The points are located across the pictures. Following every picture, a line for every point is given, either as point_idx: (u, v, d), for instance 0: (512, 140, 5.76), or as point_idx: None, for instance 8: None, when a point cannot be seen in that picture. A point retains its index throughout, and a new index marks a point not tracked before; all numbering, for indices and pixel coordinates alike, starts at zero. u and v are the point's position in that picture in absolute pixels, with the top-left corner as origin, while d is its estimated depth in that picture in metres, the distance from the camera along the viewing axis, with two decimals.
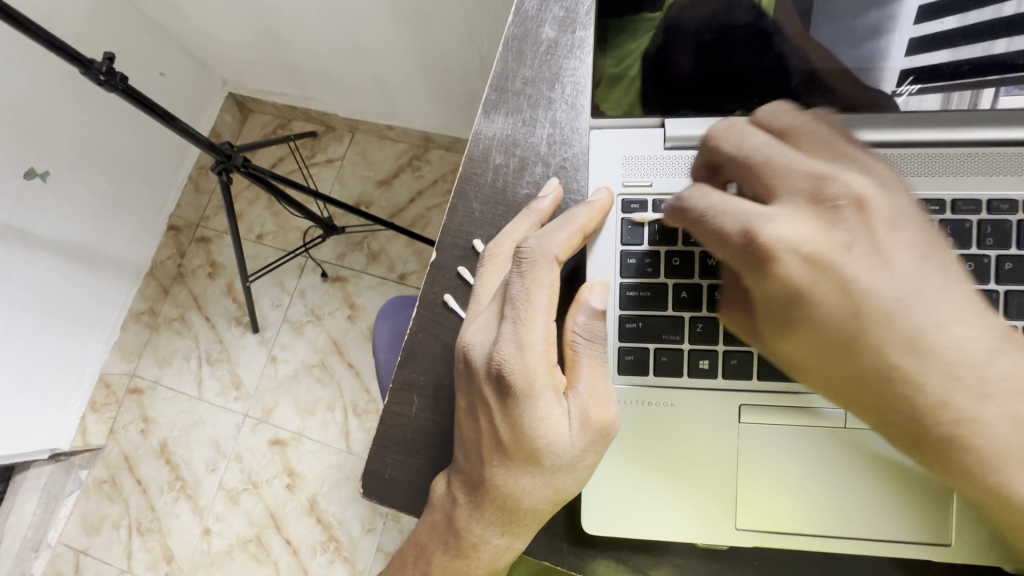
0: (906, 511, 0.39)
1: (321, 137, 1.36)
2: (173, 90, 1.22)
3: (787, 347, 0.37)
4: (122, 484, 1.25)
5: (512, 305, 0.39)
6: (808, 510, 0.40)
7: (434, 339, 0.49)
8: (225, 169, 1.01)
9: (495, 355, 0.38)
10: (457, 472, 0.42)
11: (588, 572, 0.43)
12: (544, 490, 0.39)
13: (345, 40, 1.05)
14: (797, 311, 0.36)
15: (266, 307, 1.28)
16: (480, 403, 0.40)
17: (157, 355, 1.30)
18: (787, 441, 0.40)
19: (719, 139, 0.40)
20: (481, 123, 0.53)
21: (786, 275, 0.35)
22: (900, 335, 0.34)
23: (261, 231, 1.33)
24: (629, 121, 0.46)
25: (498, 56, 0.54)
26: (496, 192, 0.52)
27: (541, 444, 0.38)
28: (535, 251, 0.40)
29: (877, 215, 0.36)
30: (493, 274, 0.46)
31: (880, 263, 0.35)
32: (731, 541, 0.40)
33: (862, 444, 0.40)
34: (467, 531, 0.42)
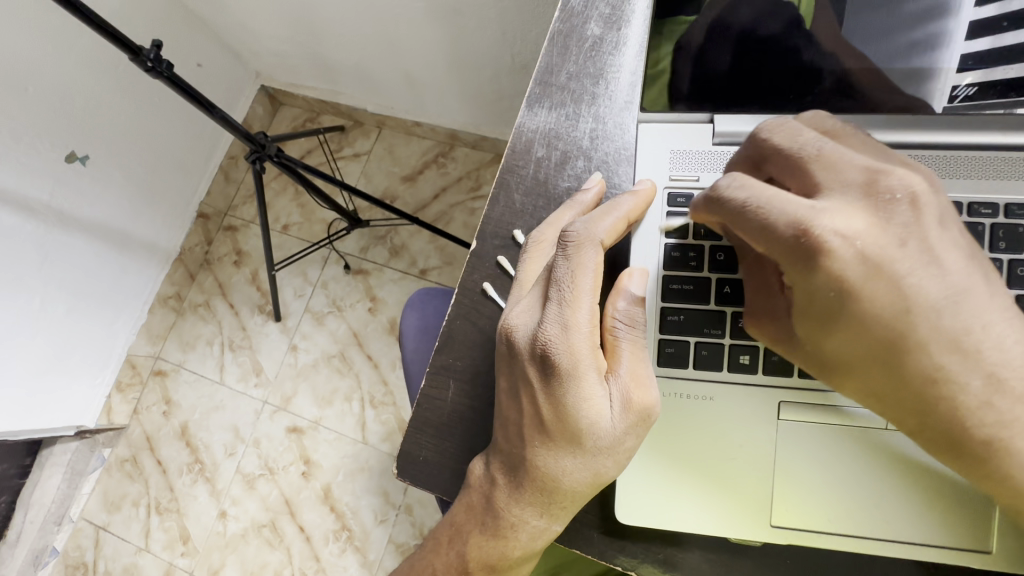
0: (944, 517, 0.39)
1: (349, 132, 1.38)
2: (209, 80, 1.25)
3: (825, 344, 0.36)
4: (142, 464, 1.28)
5: (557, 284, 0.38)
6: (844, 510, 0.40)
7: (472, 326, 0.50)
8: (259, 157, 1.03)
9: (539, 334, 0.38)
10: (497, 454, 0.43)
11: (618, 562, 0.44)
12: (584, 471, 0.40)
13: (379, 36, 1.07)
14: (844, 309, 0.35)
15: (289, 297, 1.31)
16: (523, 383, 0.40)
17: (182, 340, 1.32)
18: (825, 439, 0.40)
19: (769, 134, 0.37)
20: (524, 116, 0.54)
21: (837, 269, 0.33)
22: (948, 334, 0.34)
23: (287, 222, 1.35)
24: (678, 116, 0.47)
25: (543, 50, 0.55)
26: (537, 184, 0.53)
27: (583, 425, 0.38)
28: (584, 233, 0.39)
29: (930, 211, 0.34)
30: (536, 259, 0.46)
31: (933, 263, 0.34)
32: (766, 538, 0.40)
33: (902, 447, 0.40)
34: (507, 511, 0.43)
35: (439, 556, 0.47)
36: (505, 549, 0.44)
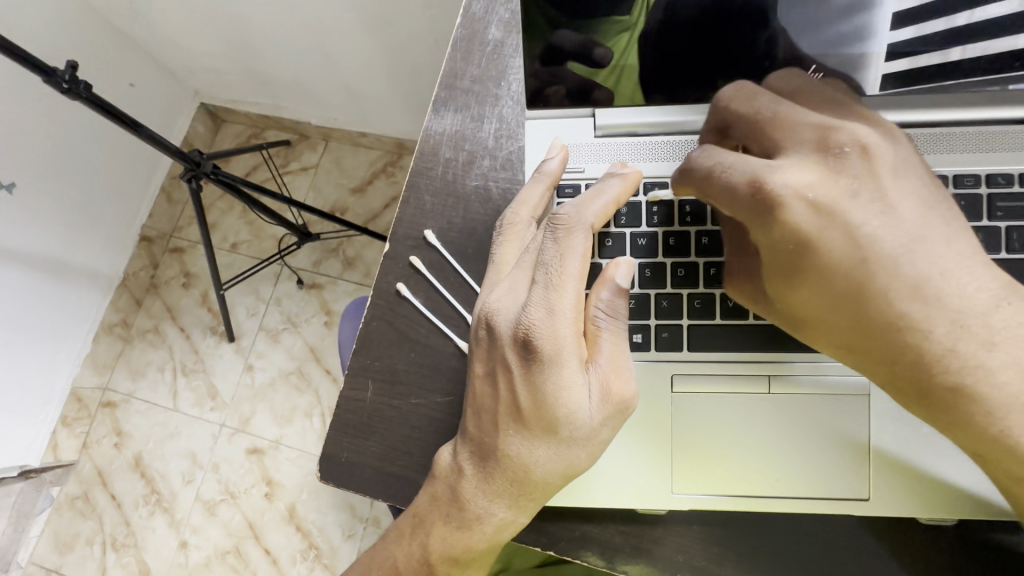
0: (827, 469, 0.42)
1: (295, 146, 1.37)
2: (143, 100, 1.22)
3: (791, 301, 0.39)
4: (95, 500, 1.23)
5: (545, 269, 0.39)
6: (739, 471, 0.42)
7: (388, 326, 0.51)
8: (196, 176, 1.01)
9: (523, 319, 0.39)
10: (467, 442, 0.43)
11: (532, 542, 0.45)
12: (557, 461, 0.40)
13: (315, 49, 1.07)
14: (805, 263, 0.37)
15: (241, 316, 1.28)
16: (501, 369, 0.41)
17: (130, 367, 1.29)
18: (718, 405, 0.43)
19: (729, 102, 0.42)
20: (431, 120, 0.55)
21: (792, 221, 0.36)
22: (905, 281, 0.35)
23: (235, 240, 1.33)
24: (561, 113, 0.48)
25: (447, 56, 0.57)
26: (446, 184, 0.54)
27: (561, 414, 0.39)
28: (572, 217, 0.41)
29: (882, 161, 0.37)
30: (512, 242, 0.47)
31: (887, 212, 0.37)
32: (668, 505, 0.42)
33: (784, 406, 0.43)
34: (471, 501, 0.42)
35: (400, 545, 0.46)
36: (468, 540, 0.43)
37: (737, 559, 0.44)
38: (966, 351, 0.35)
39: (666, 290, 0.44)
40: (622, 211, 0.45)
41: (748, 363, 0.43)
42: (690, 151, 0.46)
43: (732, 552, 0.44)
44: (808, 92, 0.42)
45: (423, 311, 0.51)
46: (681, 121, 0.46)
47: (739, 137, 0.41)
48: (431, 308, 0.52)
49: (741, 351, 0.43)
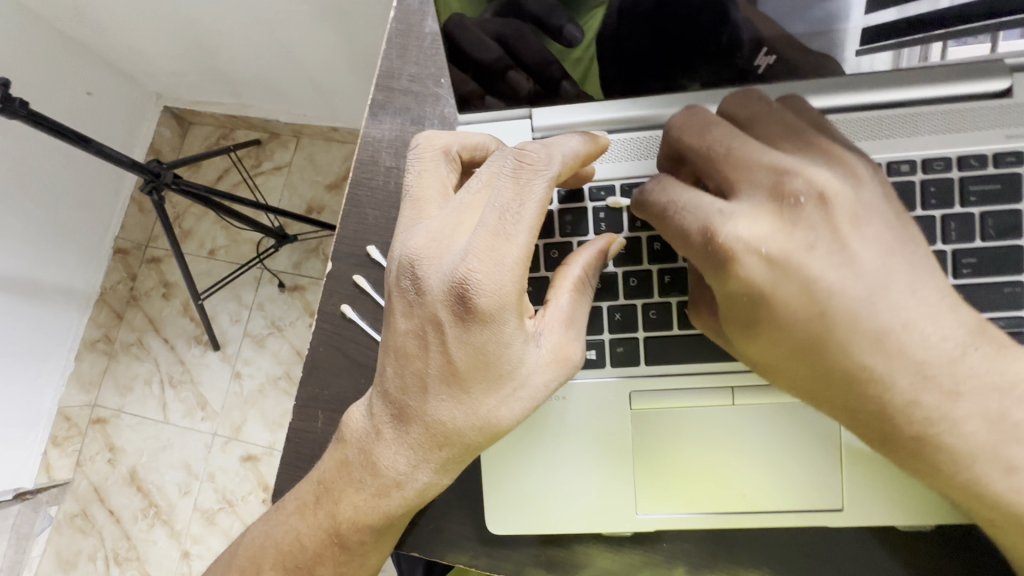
0: (801, 482, 0.39)
1: (266, 145, 1.27)
2: (103, 109, 1.11)
3: (749, 350, 0.37)
4: (94, 516, 1.18)
5: (499, 214, 0.35)
6: (709, 491, 0.40)
7: (336, 351, 0.49)
8: (155, 187, 0.94)
9: (463, 270, 0.35)
10: (382, 398, 0.40)
11: (499, 568, 0.44)
12: (478, 422, 0.37)
13: (273, 44, 0.97)
14: (759, 314, 0.35)
15: (224, 324, 1.20)
16: (431, 324, 0.37)
17: (118, 382, 1.21)
18: (681, 421, 0.40)
19: (680, 130, 0.38)
20: (368, 125, 0.52)
21: (743, 273, 0.34)
22: (866, 334, 0.34)
23: (212, 246, 1.24)
24: (499, 113, 0.44)
25: (381, 54, 0.53)
26: (389, 195, 0.51)
27: (503, 370, 0.36)
28: (541, 157, 0.36)
29: (840, 207, 0.35)
30: (427, 173, 0.40)
31: (843, 262, 0.35)
32: (635, 528, 0.40)
33: (751, 417, 0.40)
34: (388, 463, 0.40)
35: (304, 519, 0.43)
36: (384, 507, 0.40)
37: None
38: (905, 393, 0.34)
39: (619, 301, 0.41)
40: (566, 219, 0.43)
41: (711, 375, 0.40)
42: (631, 150, 0.43)
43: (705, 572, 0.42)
44: (771, 119, 0.38)
45: (370, 333, 0.48)
46: (624, 118, 0.43)
47: (694, 168, 0.39)
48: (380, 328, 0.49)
49: (704, 362, 0.41)
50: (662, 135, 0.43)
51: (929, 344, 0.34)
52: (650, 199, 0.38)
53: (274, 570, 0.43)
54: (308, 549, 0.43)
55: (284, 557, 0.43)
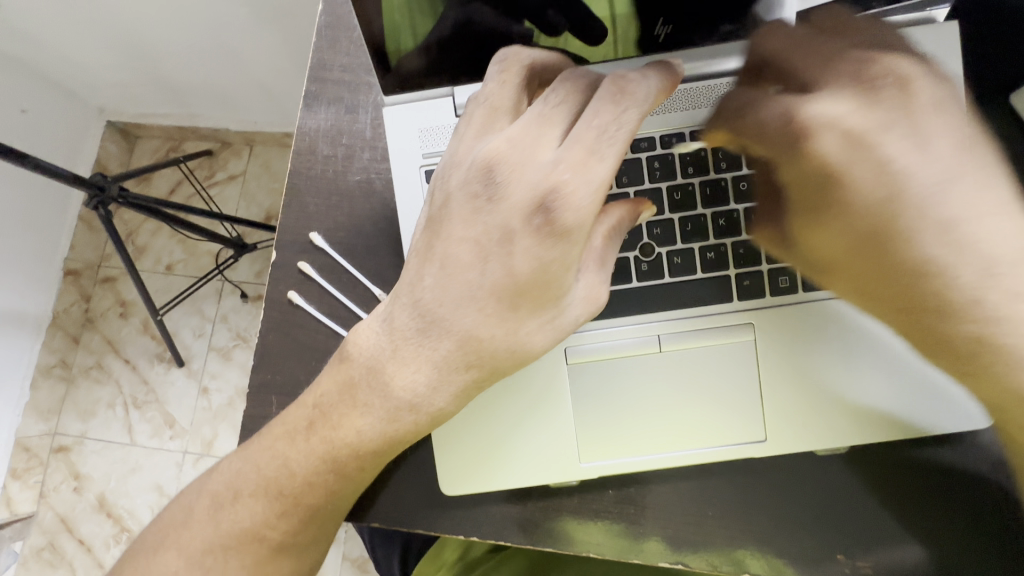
0: (727, 418, 0.43)
1: (218, 154, 1.24)
2: (43, 126, 1.06)
3: (813, 242, 0.41)
4: (62, 548, 1.14)
5: (596, 131, 0.37)
6: (643, 433, 0.43)
7: (286, 337, 0.50)
8: (101, 202, 0.91)
9: (554, 179, 0.37)
10: (399, 316, 0.41)
11: (456, 530, 0.46)
12: (511, 339, 0.39)
13: (214, 51, 0.95)
14: (831, 196, 0.39)
15: (188, 339, 1.18)
16: (502, 231, 0.38)
17: (79, 408, 1.17)
18: (613, 372, 0.43)
19: (767, 36, 0.41)
20: (303, 116, 0.53)
21: (822, 151, 0.38)
22: (935, 218, 0.37)
23: (169, 261, 1.21)
24: (422, 94, 0.44)
25: (313, 46, 0.54)
26: (327, 182, 0.52)
27: (554, 290, 0.38)
28: (640, 89, 0.38)
29: (921, 93, 0.39)
30: (509, 83, 0.39)
31: (920, 144, 0.38)
32: (579, 476, 0.43)
33: (677, 362, 0.43)
34: (402, 384, 0.41)
35: (294, 445, 0.43)
36: (391, 430, 0.42)
37: (654, 520, 0.45)
38: None
39: None
40: None
41: (640, 325, 0.43)
42: None
43: (650, 512, 0.45)
44: (843, 28, 0.40)
45: (318, 316, 0.50)
46: None
47: (773, 76, 0.41)
48: (328, 311, 0.50)
49: (631, 316, 0.43)
50: None
51: (990, 237, 0.37)
52: (732, 103, 0.42)
53: (254, 497, 0.43)
54: (297, 475, 0.43)
55: (269, 484, 0.43)
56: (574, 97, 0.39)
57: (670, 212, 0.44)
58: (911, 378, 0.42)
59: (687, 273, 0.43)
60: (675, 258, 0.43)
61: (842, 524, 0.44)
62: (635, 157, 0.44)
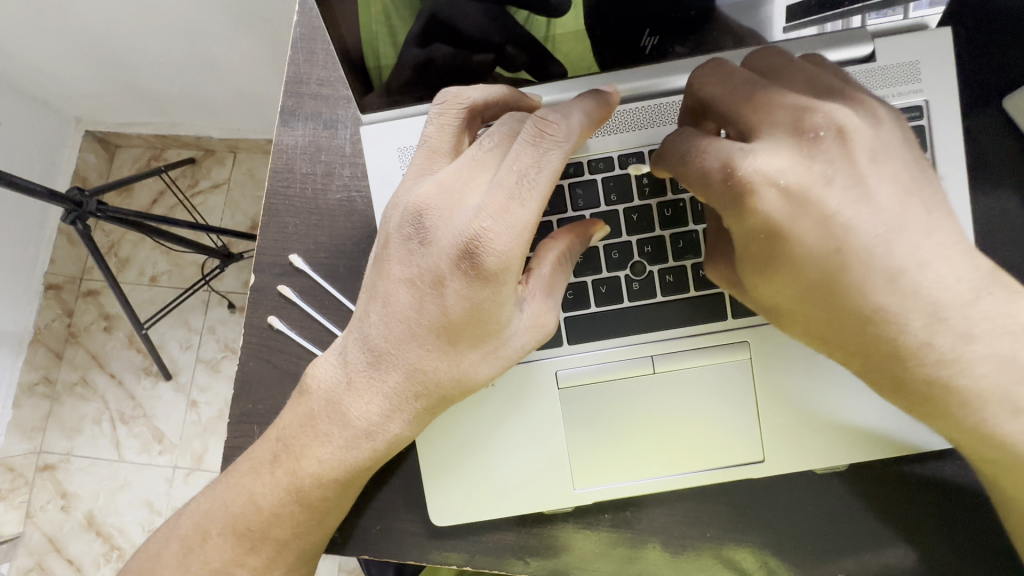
0: (723, 438, 0.42)
1: (201, 163, 1.19)
2: (16, 140, 1.01)
3: (761, 291, 0.37)
4: (51, 569, 1.09)
5: (515, 175, 0.35)
6: (638, 456, 0.42)
7: (266, 363, 0.48)
8: (78, 218, 0.87)
9: (475, 228, 0.35)
10: (357, 344, 0.41)
11: (449, 559, 0.44)
12: (455, 369, 0.39)
13: (192, 58, 0.92)
14: (776, 251, 0.35)
15: (175, 352, 1.12)
16: (432, 277, 0.37)
17: (64, 425, 1.11)
18: (606, 395, 0.42)
19: (701, 80, 0.37)
20: (280, 132, 0.51)
21: (763, 207, 0.34)
22: (882, 272, 0.34)
23: (154, 273, 1.15)
24: (400, 111, 0.42)
25: (288, 59, 0.52)
26: (306, 202, 0.50)
27: (492, 328, 0.37)
28: (561, 128, 0.35)
29: (858, 144, 0.35)
30: (446, 129, 0.39)
31: (862, 197, 0.34)
32: (573, 501, 0.42)
33: (671, 382, 0.42)
34: (358, 413, 0.41)
35: (259, 479, 0.42)
36: (352, 459, 0.41)
37: (654, 542, 0.44)
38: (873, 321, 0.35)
39: None
40: None
41: (633, 346, 0.42)
42: None
43: (648, 535, 0.44)
44: (790, 71, 0.37)
45: (300, 341, 0.48)
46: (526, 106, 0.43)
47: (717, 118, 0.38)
48: (310, 336, 0.48)
49: (624, 337, 0.42)
50: None
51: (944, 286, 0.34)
52: (677, 146, 0.37)
53: (223, 536, 0.42)
54: (263, 511, 0.42)
55: (236, 521, 0.42)
56: (501, 136, 0.37)
57: (663, 229, 0.42)
58: None
59: (680, 292, 0.42)
60: (667, 276, 0.42)
61: (844, 540, 0.43)
62: (623, 173, 0.42)
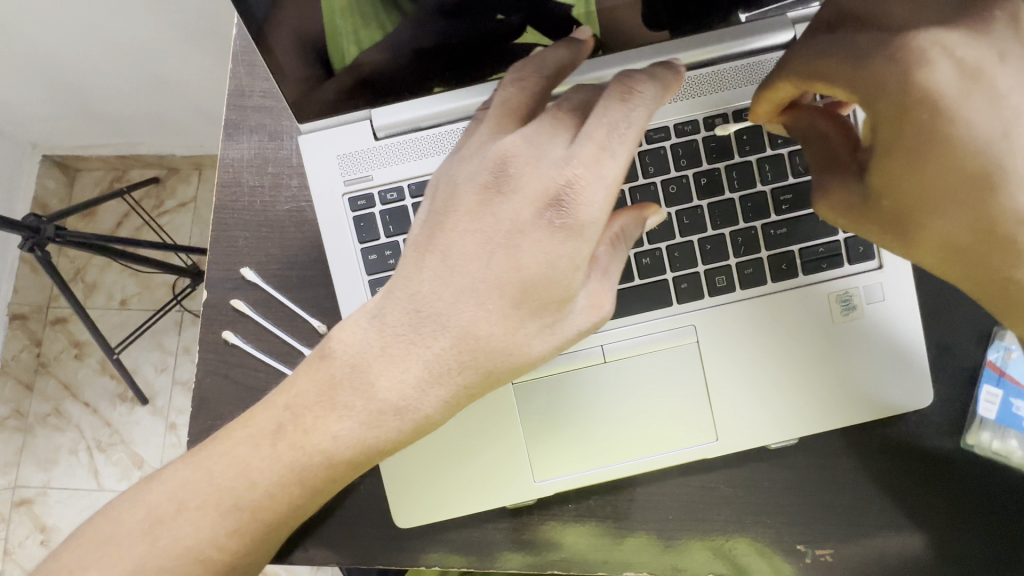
0: (675, 422, 0.43)
1: (166, 182, 1.17)
2: None
3: (895, 190, 0.34)
4: None
5: (606, 127, 0.35)
6: (595, 444, 0.43)
7: (224, 379, 0.48)
8: (36, 244, 0.84)
9: (566, 174, 0.35)
10: (396, 299, 0.37)
11: (419, 561, 0.45)
12: (508, 336, 0.36)
13: (145, 74, 0.90)
14: (938, 132, 0.32)
15: (149, 375, 1.09)
16: (510, 227, 0.36)
17: (39, 458, 1.08)
18: (559, 387, 0.43)
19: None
20: (225, 146, 0.51)
21: (933, 81, 0.32)
22: None
23: (123, 295, 1.12)
24: (340, 119, 0.42)
25: (229, 71, 0.51)
26: (256, 215, 0.50)
27: (562, 289, 0.36)
28: (648, 89, 0.36)
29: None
30: (527, 87, 0.38)
31: None
32: (535, 494, 0.43)
33: (621, 370, 0.43)
34: (388, 384, 0.37)
35: (259, 451, 0.39)
36: (372, 439, 0.38)
37: (619, 529, 0.45)
38: None
39: None
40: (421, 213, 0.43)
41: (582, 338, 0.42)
42: None
43: (636, 526, 0.45)
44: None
45: (256, 356, 0.48)
46: (461, 107, 0.43)
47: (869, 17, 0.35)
48: (266, 348, 0.48)
49: None
50: None
51: None
52: (808, 47, 0.36)
53: (202, 510, 0.39)
54: (259, 486, 0.39)
55: (222, 496, 0.39)
56: (580, 103, 0.38)
57: None
58: (859, 367, 0.43)
59: (625, 280, 0.42)
60: None
61: (803, 514, 0.44)
62: None
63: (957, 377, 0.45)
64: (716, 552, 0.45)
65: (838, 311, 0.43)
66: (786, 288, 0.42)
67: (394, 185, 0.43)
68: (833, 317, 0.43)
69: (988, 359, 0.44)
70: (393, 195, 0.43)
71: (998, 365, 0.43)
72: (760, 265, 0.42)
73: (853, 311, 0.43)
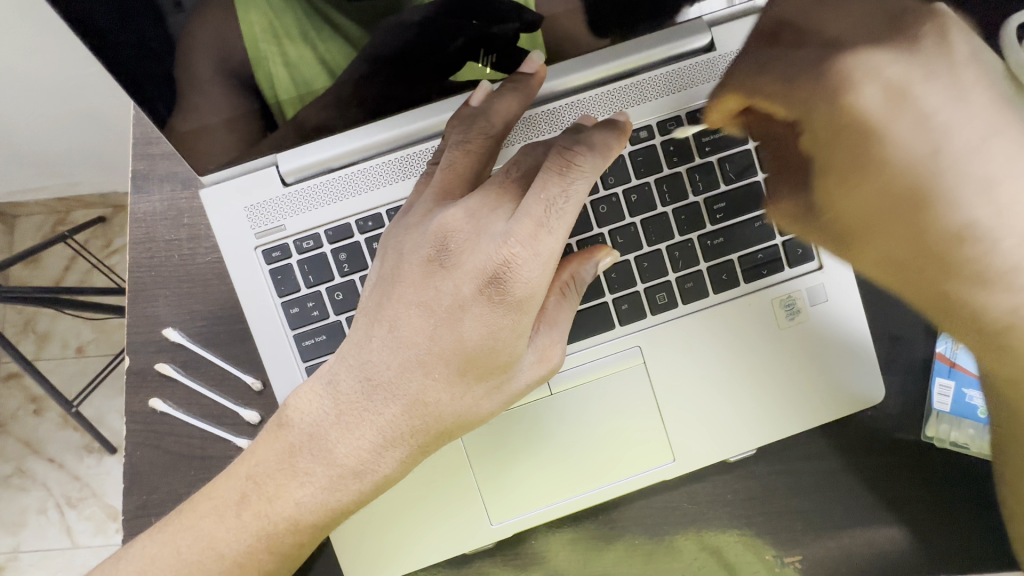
0: (628, 448, 0.42)
1: (112, 222, 1.03)
2: None
3: (836, 205, 0.39)
4: None
5: (543, 204, 0.33)
6: (549, 479, 0.41)
7: (156, 450, 0.45)
8: None
9: (504, 253, 0.34)
10: (348, 368, 0.37)
11: None
12: (457, 402, 0.36)
13: (70, 113, 0.81)
14: (863, 157, 0.37)
15: (114, 423, 1.01)
16: (451, 302, 0.35)
17: (4, 521, 1.00)
18: (506, 425, 0.41)
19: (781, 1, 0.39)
20: (135, 199, 0.48)
21: (858, 106, 0.37)
22: (981, 174, 0.35)
23: (79, 342, 1.04)
24: (244, 168, 0.40)
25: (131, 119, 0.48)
26: (176, 269, 0.47)
27: (504, 359, 0.35)
28: (589, 162, 0.34)
29: (958, 48, 0.37)
30: (470, 153, 0.38)
31: (959, 96, 0.36)
32: (492, 537, 0.41)
33: (569, 401, 0.41)
34: (345, 451, 0.37)
35: (223, 522, 0.38)
36: (336, 501, 0.37)
37: (588, 553, 0.44)
38: None
39: None
40: (341, 257, 0.41)
41: None
42: (382, 176, 0.41)
43: (616, 535, 0.44)
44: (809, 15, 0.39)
45: (189, 421, 0.45)
46: (373, 143, 0.41)
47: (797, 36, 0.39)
48: (199, 412, 0.45)
49: None
50: (416, 153, 0.42)
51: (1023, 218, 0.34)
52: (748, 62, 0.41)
53: None
54: (227, 558, 0.38)
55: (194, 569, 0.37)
56: (529, 167, 0.37)
57: None
58: (814, 374, 0.42)
59: None
60: None
61: (771, 518, 0.44)
62: None
63: (911, 364, 0.44)
64: (703, 543, 0.44)
65: (783, 315, 0.42)
66: (727, 298, 0.42)
67: (309, 233, 0.41)
68: (778, 322, 0.42)
69: (938, 351, 0.43)
70: (309, 243, 0.41)
71: (947, 357, 0.43)
72: (700, 278, 0.41)
73: (798, 314, 0.42)
